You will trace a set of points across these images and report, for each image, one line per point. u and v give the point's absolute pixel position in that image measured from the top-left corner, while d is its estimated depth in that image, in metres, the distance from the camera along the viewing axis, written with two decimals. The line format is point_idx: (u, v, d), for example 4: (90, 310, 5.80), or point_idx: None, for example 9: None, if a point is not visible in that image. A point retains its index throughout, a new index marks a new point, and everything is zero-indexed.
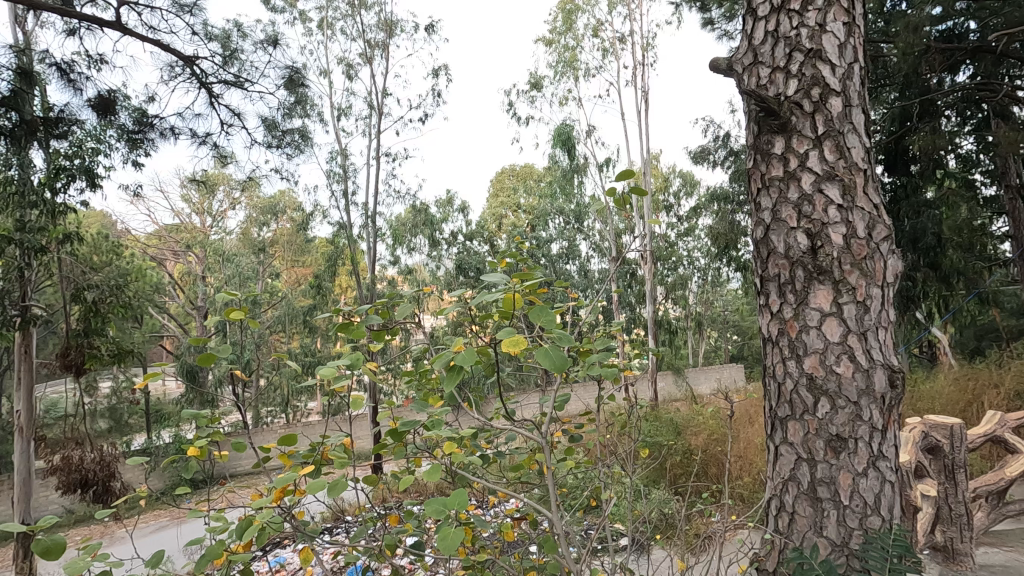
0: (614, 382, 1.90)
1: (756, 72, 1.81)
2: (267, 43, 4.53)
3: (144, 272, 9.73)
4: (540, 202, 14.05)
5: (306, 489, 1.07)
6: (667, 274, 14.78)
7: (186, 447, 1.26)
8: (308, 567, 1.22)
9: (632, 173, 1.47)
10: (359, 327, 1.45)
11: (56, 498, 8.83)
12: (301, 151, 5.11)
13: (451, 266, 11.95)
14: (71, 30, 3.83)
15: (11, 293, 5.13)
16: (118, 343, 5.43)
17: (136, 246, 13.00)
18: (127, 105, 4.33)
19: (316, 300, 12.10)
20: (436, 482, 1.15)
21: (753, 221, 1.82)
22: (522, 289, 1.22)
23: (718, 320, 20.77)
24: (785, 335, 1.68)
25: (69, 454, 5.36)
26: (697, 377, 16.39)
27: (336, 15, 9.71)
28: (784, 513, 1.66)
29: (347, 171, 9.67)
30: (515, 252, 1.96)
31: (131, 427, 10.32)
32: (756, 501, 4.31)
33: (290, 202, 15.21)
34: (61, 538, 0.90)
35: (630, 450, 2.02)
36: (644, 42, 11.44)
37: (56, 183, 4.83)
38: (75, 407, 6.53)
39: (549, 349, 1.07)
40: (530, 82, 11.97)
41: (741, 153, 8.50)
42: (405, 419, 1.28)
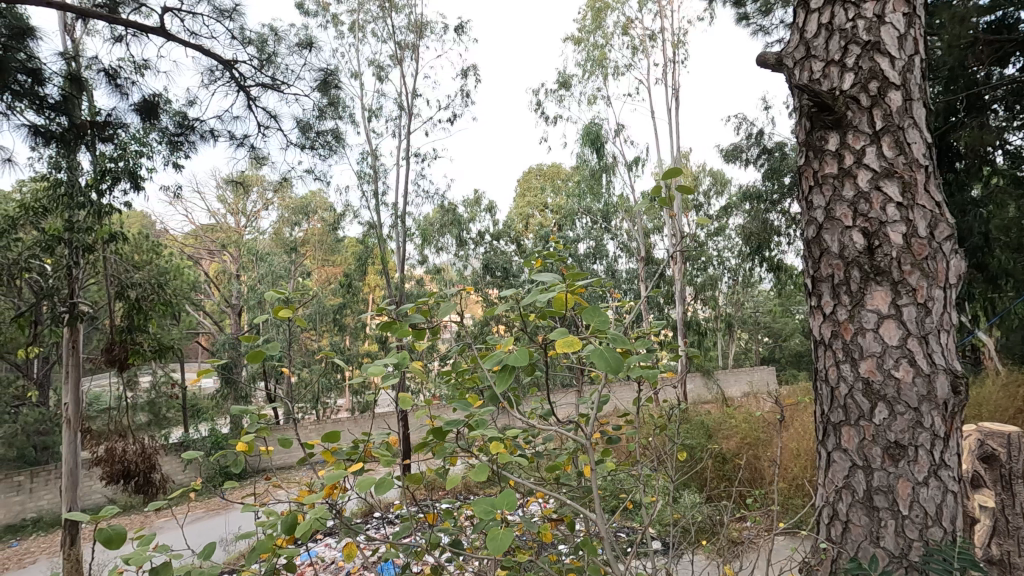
0: (655, 384, 1.84)
1: (809, 66, 1.76)
2: (302, 46, 4.62)
3: (182, 271, 10.05)
4: (568, 202, 14.01)
5: (351, 485, 1.06)
6: (696, 274, 14.62)
7: (236, 441, 1.30)
8: (351, 563, 1.22)
9: (680, 171, 1.42)
10: (402, 327, 1.46)
11: (101, 488, 9.19)
12: (334, 152, 5.20)
13: (478, 265, 12.02)
14: (117, 37, 3.96)
15: (60, 291, 5.34)
16: (159, 339, 5.66)
17: (173, 245, 13.40)
18: (170, 110, 4.46)
19: (347, 299, 12.33)
20: (482, 481, 1.13)
21: (805, 220, 1.77)
22: (571, 289, 1.21)
23: (750, 322, 20.32)
24: (839, 337, 1.63)
25: (113, 446, 5.56)
26: (727, 378, 16.13)
27: (367, 18, 9.85)
28: (837, 521, 1.62)
29: (378, 172, 9.79)
30: (551, 253, 1.95)
31: (171, 421, 10.65)
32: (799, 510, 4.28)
33: (321, 202, 15.53)
34: (119, 529, 0.93)
35: (668, 452, 1.99)
36: (676, 39, 11.36)
37: (102, 185, 4.98)
38: (118, 401, 6.73)
39: (603, 349, 1.05)
40: (558, 82, 12.02)
41: (776, 151, 8.31)
42: (449, 418, 1.27)
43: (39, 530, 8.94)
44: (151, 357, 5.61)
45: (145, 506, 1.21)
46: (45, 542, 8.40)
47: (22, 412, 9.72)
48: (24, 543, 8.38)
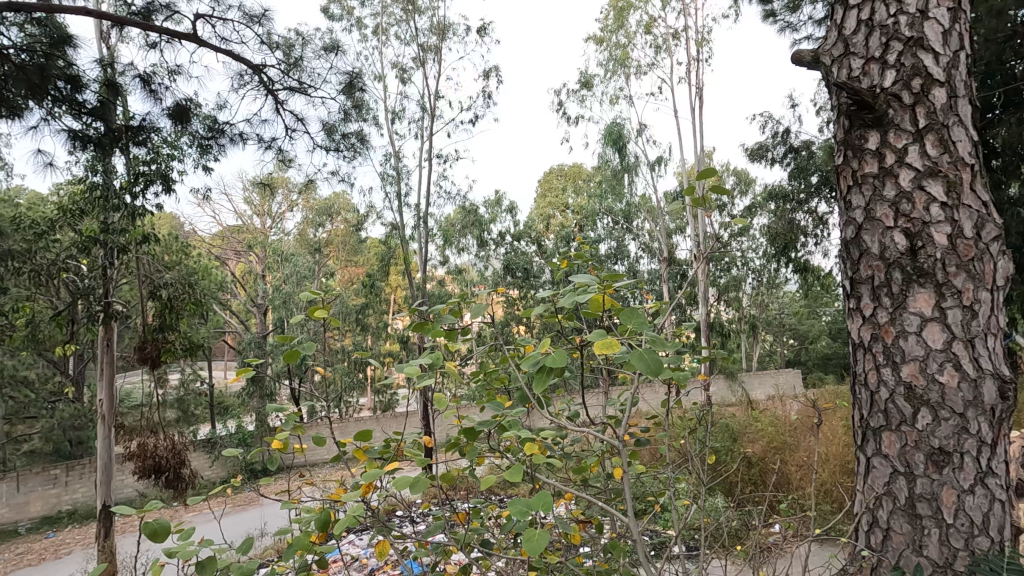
0: (684, 386, 1.80)
1: (848, 63, 1.72)
2: (328, 50, 4.68)
3: (210, 271, 10.27)
4: (589, 202, 13.97)
5: (389, 485, 1.07)
6: (719, 275, 14.47)
7: (272, 438, 1.32)
8: (385, 560, 1.24)
9: (714, 171, 1.39)
10: (435, 328, 1.48)
11: (132, 482, 9.45)
12: (358, 154, 5.27)
13: (499, 265, 12.08)
14: (150, 44, 4.06)
15: (95, 290, 5.48)
16: (189, 338, 5.83)
17: (201, 246, 13.71)
18: (201, 115, 4.56)
19: (370, 299, 12.47)
20: (518, 482, 1.14)
21: (843, 221, 1.74)
22: (607, 290, 1.21)
23: (774, 324, 20.00)
24: (880, 340, 1.59)
25: (145, 441, 5.72)
26: (751, 380, 15.90)
27: (390, 21, 9.95)
28: (877, 528, 1.58)
29: (400, 173, 9.88)
30: (580, 254, 1.94)
31: (198, 418, 10.87)
32: (831, 518, 4.28)
33: (345, 203, 15.77)
34: (163, 522, 0.97)
35: (698, 456, 1.98)
36: (700, 37, 11.24)
37: (135, 187, 5.13)
38: (149, 397, 6.89)
39: (644, 353, 1.05)
40: (580, 82, 12.00)
41: (804, 149, 8.15)
42: (483, 419, 1.27)
43: (74, 521, 9.23)
44: (183, 355, 5.77)
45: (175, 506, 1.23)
46: (79, 534, 8.67)
47: (58, 408, 10.03)
48: (60, 534, 8.66)
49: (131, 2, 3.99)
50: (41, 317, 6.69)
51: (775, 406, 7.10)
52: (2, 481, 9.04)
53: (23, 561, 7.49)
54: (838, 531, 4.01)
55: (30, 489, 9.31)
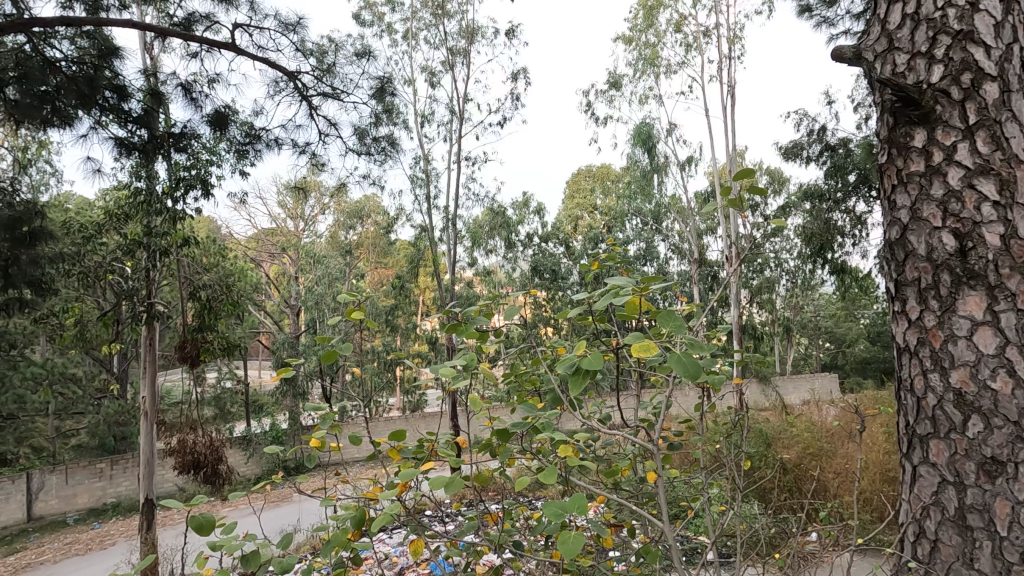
0: (719, 390, 1.76)
1: (892, 59, 1.68)
2: (360, 55, 4.77)
3: (246, 272, 10.56)
4: (618, 203, 13.88)
5: (424, 484, 1.09)
6: (752, 277, 14.19)
7: (311, 436, 1.37)
8: (419, 558, 1.25)
9: (751, 172, 1.35)
10: (468, 330, 1.50)
11: (172, 477, 9.78)
12: (389, 157, 5.34)
13: (527, 267, 12.10)
14: (191, 53, 4.20)
15: (139, 291, 5.67)
16: (228, 338, 6.00)
17: (238, 249, 14.11)
18: (238, 121, 4.69)
19: (399, 300, 12.65)
20: (551, 485, 1.13)
21: (888, 222, 1.70)
22: (642, 291, 1.19)
23: (809, 326, 19.48)
24: (927, 345, 1.55)
25: (185, 437, 5.92)
26: (785, 384, 15.53)
27: (420, 25, 10.07)
28: (925, 539, 1.53)
29: (430, 176, 9.99)
30: (612, 256, 1.92)
31: (234, 415, 11.18)
32: (872, 529, 4.15)
33: (375, 206, 16.02)
34: (208, 516, 1.00)
35: (734, 461, 1.93)
36: (732, 34, 11.05)
37: (176, 192, 5.31)
38: (189, 394, 7.12)
39: (681, 356, 1.03)
40: (609, 82, 11.94)
41: (841, 147, 7.94)
42: (516, 420, 1.27)
43: (118, 513, 9.60)
44: (221, 354, 5.95)
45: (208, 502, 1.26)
46: (123, 525, 9.01)
47: (104, 404, 10.44)
48: (105, 526, 9.02)
49: (173, 14, 4.13)
50: (89, 317, 6.99)
51: (811, 411, 6.91)
52: (52, 473, 9.46)
53: (72, 550, 7.83)
54: (879, 538, 3.87)
55: (77, 481, 9.73)
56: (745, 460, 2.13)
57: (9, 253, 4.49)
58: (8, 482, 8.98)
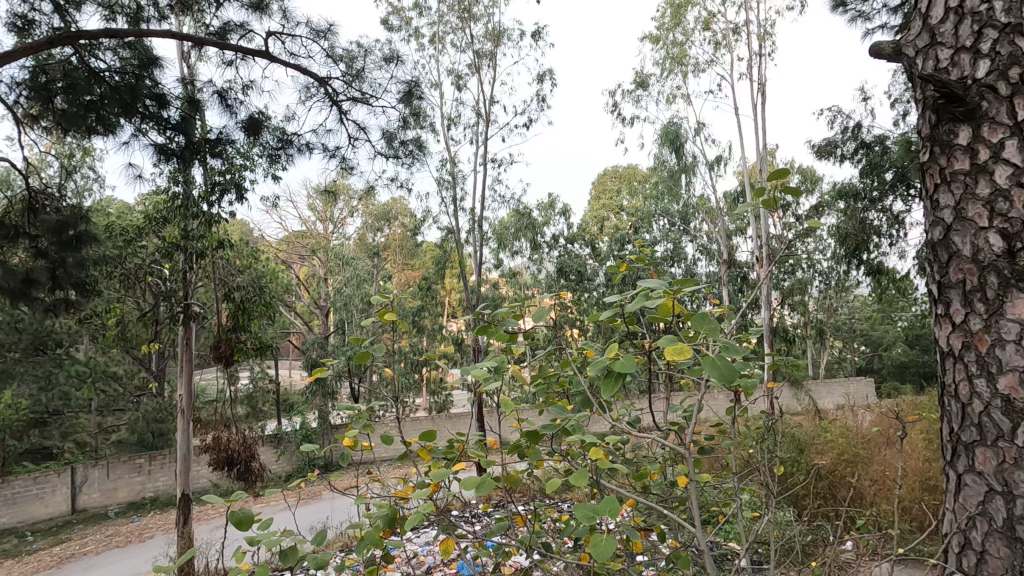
0: (751, 394, 1.72)
1: (934, 54, 1.62)
2: (388, 60, 4.84)
3: (277, 274, 10.79)
4: (644, 203, 13.74)
5: (456, 485, 1.11)
6: (783, 278, 13.87)
7: (344, 436, 1.40)
8: (449, 557, 1.28)
9: (786, 172, 1.32)
10: (498, 332, 1.52)
11: (207, 473, 10.05)
12: (416, 160, 5.40)
13: (553, 268, 12.06)
14: (226, 61, 4.33)
15: (176, 293, 5.84)
16: (260, 338, 6.14)
17: (269, 251, 14.43)
18: (271, 127, 4.81)
19: (425, 302, 12.75)
20: (582, 486, 1.13)
21: (931, 222, 1.65)
22: (674, 294, 1.18)
23: (843, 329, 18.93)
24: (973, 349, 1.49)
25: (219, 435, 6.08)
26: (818, 389, 15.12)
27: (446, 29, 10.15)
28: (971, 551, 1.48)
29: (456, 178, 10.05)
30: (641, 257, 1.90)
31: (266, 414, 11.43)
32: (912, 541, 4.01)
33: (402, 208, 16.18)
34: (248, 512, 1.04)
35: (767, 467, 1.89)
36: (763, 31, 10.84)
37: (211, 196, 5.45)
38: (223, 393, 7.30)
39: (715, 359, 1.02)
40: (635, 82, 11.84)
41: (876, 144, 7.72)
42: (546, 423, 1.27)
43: (155, 507, 9.90)
44: (254, 354, 6.09)
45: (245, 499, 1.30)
46: (160, 519, 9.29)
47: (143, 401, 10.79)
48: (144, 519, 9.31)
49: (209, 23, 4.26)
50: (130, 317, 7.24)
51: (845, 416, 6.72)
52: (95, 467, 9.81)
53: (112, 543, 8.11)
54: (921, 548, 3.72)
55: (118, 476, 10.07)
56: (779, 465, 2.08)
57: (57, 255, 4.70)
58: (54, 475, 9.34)
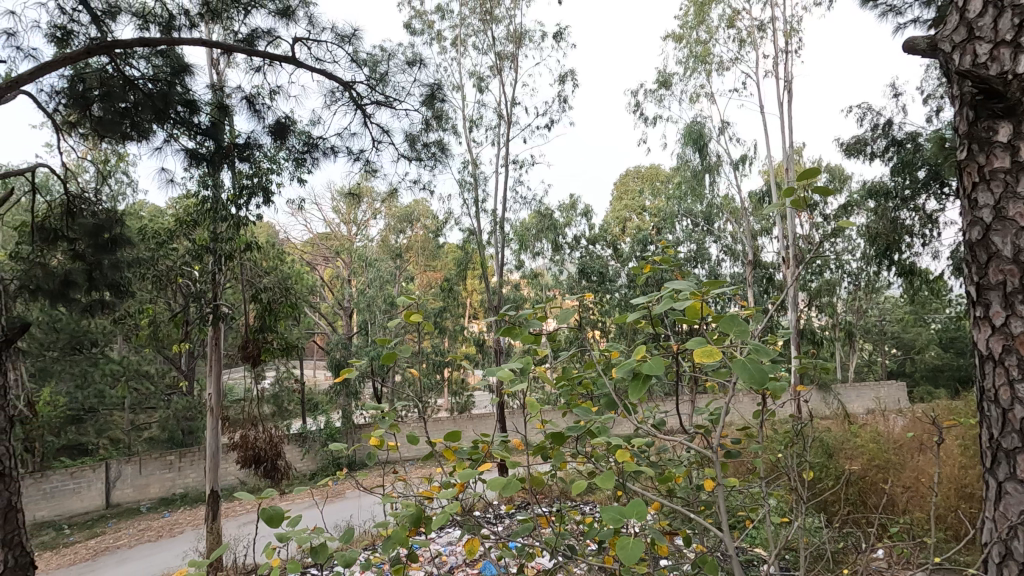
0: (778, 398, 1.70)
1: (972, 49, 1.57)
2: (411, 64, 4.89)
3: (302, 275, 10.97)
4: (667, 204, 13.61)
5: (482, 485, 1.12)
6: (811, 279, 13.59)
7: (371, 435, 1.42)
8: (474, 557, 1.29)
9: (815, 171, 1.30)
10: (523, 333, 1.53)
11: (235, 471, 10.27)
12: (439, 163, 5.44)
13: (574, 269, 12.03)
14: (254, 67, 4.42)
15: (206, 294, 5.99)
16: (286, 339, 6.24)
17: (295, 253, 14.68)
18: (297, 131, 4.90)
19: (447, 302, 12.83)
20: (609, 488, 1.13)
21: (968, 222, 1.61)
22: (701, 296, 1.18)
23: (874, 331, 18.46)
24: (1014, 353, 1.44)
25: (246, 433, 6.20)
26: (846, 392, 14.76)
27: (468, 32, 10.21)
28: (1012, 562, 1.43)
29: (477, 180, 10.09)
30: (664, 258, 1.88)
31: (291, 413, 11.63)
32: (948, 551, 3.88)
33: (424, 210, 16.30)
34: (278, 508, 1.07)
35: (796, 472, 1.86)
36: (789, 27, 10.64)
37: (240, 199, 5.58)
38: (250, 392, 7.45)
39: (744, 362, 1.02)
40: (658, 81, 11.74)
41: (908, 141, 7.51)
42: (571, 425, 1.28)
43: (185, 503, 10.16)
44: (280, 354, 6.21)
45: (272, 497, 1.33)
46: (190, 515, 9.51)
47: (174, 400, 11.08)
48: (174, 515, 9.56)
49: (238, 31, 4.35)
50: (162, 318, 7.45)
51: (876, 421, 6.54)
52: (128, 463, 10.10)
53: (145, 537, 8.35)
54: (957, 557, 3.60)
55: (150, 472, 10.35)
56: (807, 471, 2.05)
57: (94, 258, 4.86)
58: (89, 470, 9.64)
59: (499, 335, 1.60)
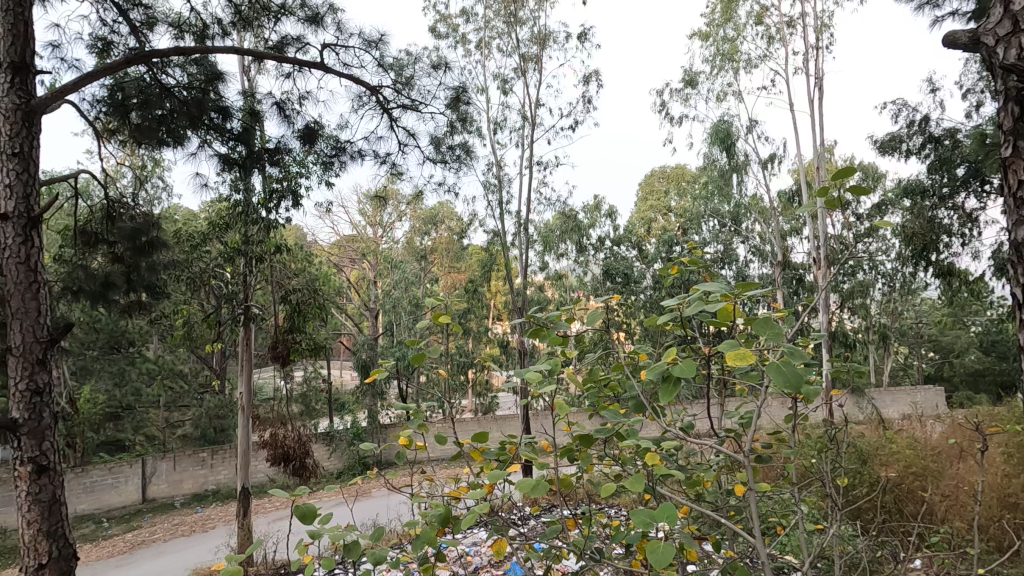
0: (811, 402, 1.67)
1: (1016, 43, 1.53)
2: (436, 67, 4.93)
3: (329, 277, 11.15)
4: (694, 204, 13.43)
5: (511, 486, 1.13)
6: (843, 280, 13.24)
7: (400, 435, 1.44)
8: (502, 558, 1.30)
9: (851, 170, 1.26)
10: (551, 336, 1.54)
11: (264, 468, 10.49)
12: (464, 165, 5.47)
13: (598, 270, 11.95)
14: (284, 73, 4.51)
15: (237, 295, 6.14)
16: (314, 339, 6.35)
17: (322, 255, 14.92)
18: (325, 135, 4.99)
19: (472, 303, 12.88)
20: (639, 490, 1.13)
21: (1012, 221, 1.56)
22: (733, 299, 1.17)
23: (910, 334, 17.87)
24: None
25: (276, 432, 6.33)
26: (881, 397, 14.32)
27: (493, 34, 10.24)
28: None
29: (502, 182, 10.11)
30: (692, 260, 1.86)
31: (319, 412, 11.83)
32: (990, 562, 3.74)
33: (449, 212, 16.38)
34: (312, 506, 1.10)
35: (829, 477, 1.82)
36: (820, 23, 10.40)
37: (270, 203, 5.69)
38: (279, 391, 7.60)
39: (780, 365, 1.01)
40: (684, 80, 11.59)
41: (947, 137, 7.27)
42: (599, 428, 1.27)
43: (217, 498, 10.43)
44: (309, 354, 6.33)
45: (302, 494, 1.36)
46: (222, 511, 9.75)
47: (206, 398, 11.38)
48: (207, 510, 9.81)
49: (269, 38, 4.45)
50: (195, 318, 7.66)
51: (912, 426, 6.34)
52: (163, 459, 10.41)
53: (178, 531, 8.59)
54: (1000, 569, 3.46)
55: (183, 468, 10.65)
56: (840, 477, 2.01)
57: (132, 260, 5.03)
58: (127, 466, 9.97)
59: (526, 338, 1.61)
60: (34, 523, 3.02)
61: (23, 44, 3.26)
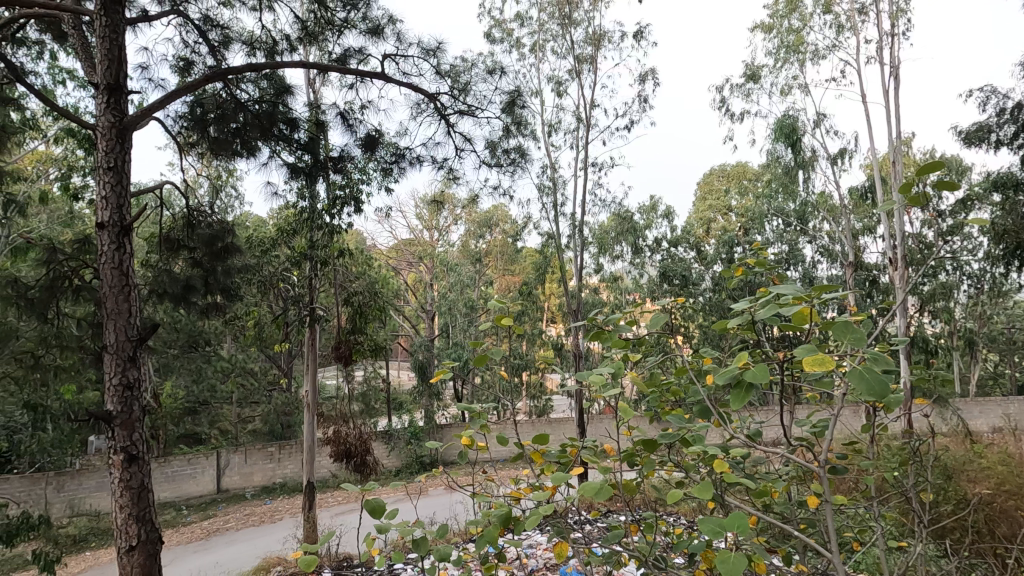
0: (889, 412, 1.57)
1: None
2: (491, 72, 4.99)
3: (388, 280, 11.47)
4: (756, 203, 12.91)
5: (574, 489, 1.12)
6: (923, 281, 12.34)
7: (462, 435, 1.47)
8: (563, 561, 1.29)
9: (937, 163, 1.17)
10: (611, 338, 1.52)
11: (327, 464, 10.92)
12: (518, 168, 5.50)
13: (655, 273, 11.70)
14: (348, 84, 4.69)
15: (303, 297, 6.43)
16: (375, 340, 6.54)
17: (381, 258, 15.37)
18: (385, 143, 5.15)
19: (526, 306, 12.91)
20: (707, 497, 1.10)
21: None
22: (807, 303, 1.12)
23: (1001, 340, 16.43)
24: None
25: (339, 429, 6.58)
26: (967, 408, 13.25)
27: (547, 37, 10.24)
28: None
29: (556, 184, 10.08)
30: (758, 261, 1.78)
31: (379, 411, 12.19)
32: None
33: (503, 215, 16.48)
34: (380, 501, 1.13)
35: (911, 492, 1.70)
36: (896, 8, 9.75)
37: (333, 209, 5.90)
38: (342, 390, 7.89)
39: (862, 371, 0.96)
40: (745, 75, 11.17)
41: None
42: (665, 432, 1.25)
43: (284, 491, 10.95)
44: (370, 355, 6.53)
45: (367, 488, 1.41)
46: (288, 503, 10.22)
47: (274, 395, 11.99)
48: (275, 502, 10.33)
49: (332, 51, 4.64)
50: (265, 319, 8.10)
51: (1005, 441, 5.82)
52: (236, 453, 11.03)
53: (249, 521, 9.07)
54: None
55: (254, 461, 11.24)
56: (923, 493, 1.87)
57: (209, 264, 5.38)
58: (204, 457, 10.64)
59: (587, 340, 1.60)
60: (125, 508, 3.28)
61: (117, 67, 3.56)
